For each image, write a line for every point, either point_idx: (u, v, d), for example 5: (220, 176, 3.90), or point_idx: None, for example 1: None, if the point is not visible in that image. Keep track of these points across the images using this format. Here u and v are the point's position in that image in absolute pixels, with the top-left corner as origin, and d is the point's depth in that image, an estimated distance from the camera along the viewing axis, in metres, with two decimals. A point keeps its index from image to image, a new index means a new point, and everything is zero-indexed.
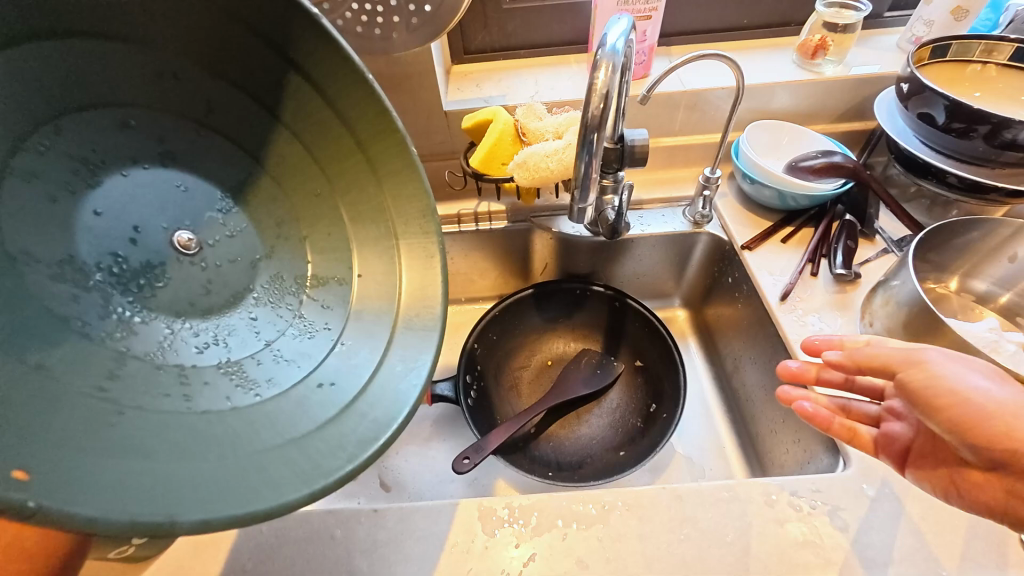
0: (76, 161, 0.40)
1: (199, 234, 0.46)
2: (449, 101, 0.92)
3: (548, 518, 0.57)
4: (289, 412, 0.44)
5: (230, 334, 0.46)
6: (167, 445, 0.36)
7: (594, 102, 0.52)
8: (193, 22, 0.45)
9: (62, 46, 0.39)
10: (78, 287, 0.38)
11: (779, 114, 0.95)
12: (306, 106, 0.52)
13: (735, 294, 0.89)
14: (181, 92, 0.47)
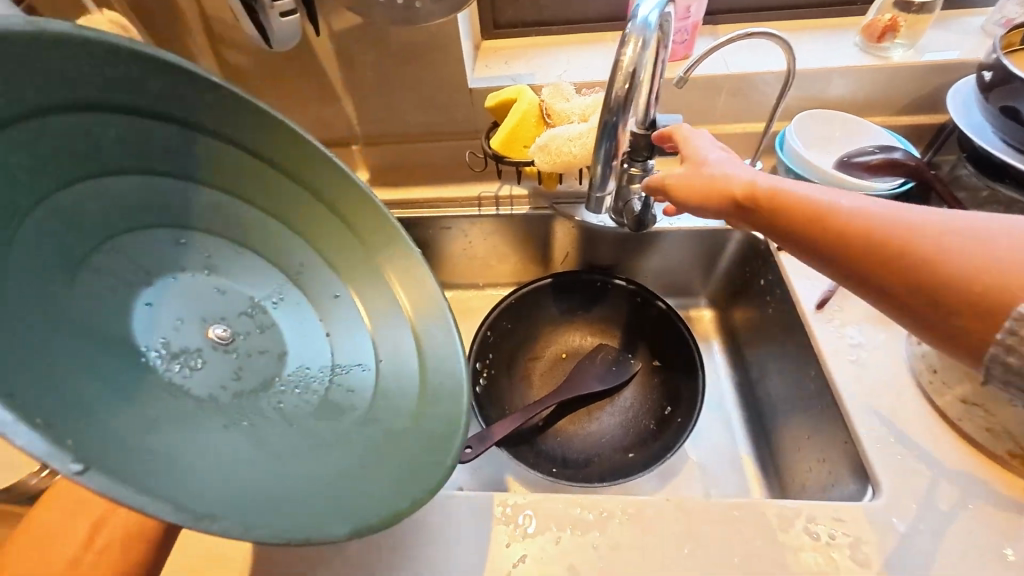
0: (136, 270, 0.46)
1: (231, 328, 0.49)
2: (475, 78, 0.88)
3: (542, 519, 0.55)
4: (325, 470, 0.45)
5: (257, 415, 0.46)
6: (235, 478, 0.39)
7: (619, 81, 0.47)
8: (212, 157, 0.54)
9: (121, 179, 0.48)
10: (127, 361, 0.41)
11: (834, 103, 0.86)
12: (263, 181, 0.57)
13: (766, 298, 0.82)
14: (214, 213, 0.54)
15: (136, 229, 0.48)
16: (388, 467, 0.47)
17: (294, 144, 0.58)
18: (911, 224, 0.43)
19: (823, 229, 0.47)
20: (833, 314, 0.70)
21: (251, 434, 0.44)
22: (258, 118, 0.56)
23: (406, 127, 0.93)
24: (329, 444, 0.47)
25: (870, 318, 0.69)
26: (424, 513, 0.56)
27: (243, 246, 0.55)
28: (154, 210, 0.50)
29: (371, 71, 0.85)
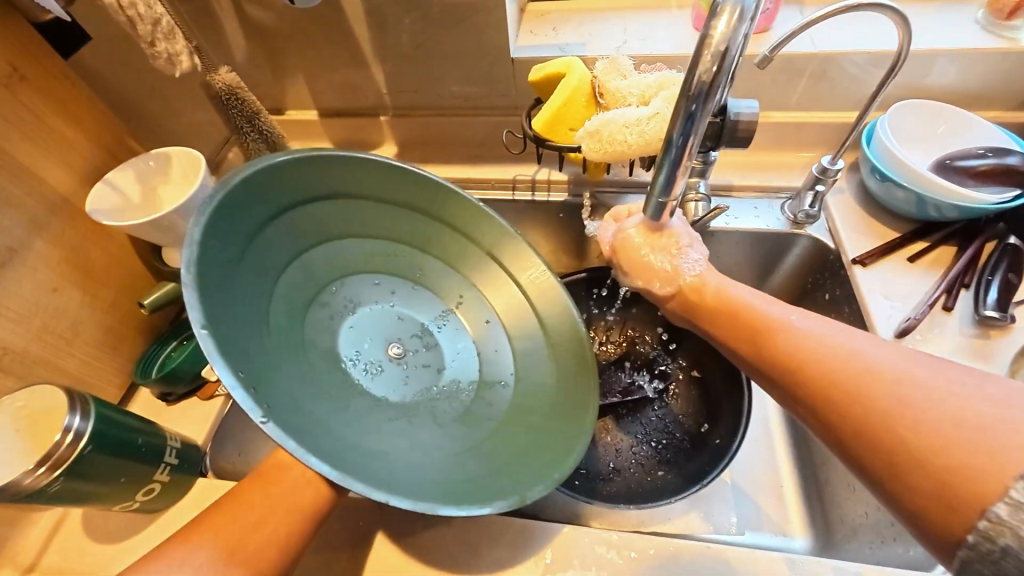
0: (346, 302, 0.56)
1: (404, 346, 0.57)
2: (518, 47, 0.79)
3: (565, 555, 0.51)
4: (449, 462, 0.48)
5: (416, 414, 0.52)
6: (376, 454, 0.45)
7: (705, 59, 0.37)
8: (389, 216, 0.59)
9: (339, 240, 0.56)
10: (328, 365, 0.50)
11: (938, 92, 0.73)
12: (405, 226, 0.60)
13: (832, 315, 0.73)
14: (391, 259, 0.60)
15: (332, 289, 0.55)
16: (531, 450, 0.51)
17: (419, 185, 0.59)
18: (882, 372, 0.37)
19: (796, 364, 0.41)
20: (916, 344, 0.61)
21: (423, 423, 0.51)
22: (389, 175, 0.58)
23: (439, 99, 0.85)
24: (481, 431, 0.53)
25: (959, 352, 0.60)
26: (439, 534, 0.53)
27: (404, 284, 0.60)
28: (342, 270, 0.56)
29: (403, 34, 0.77)
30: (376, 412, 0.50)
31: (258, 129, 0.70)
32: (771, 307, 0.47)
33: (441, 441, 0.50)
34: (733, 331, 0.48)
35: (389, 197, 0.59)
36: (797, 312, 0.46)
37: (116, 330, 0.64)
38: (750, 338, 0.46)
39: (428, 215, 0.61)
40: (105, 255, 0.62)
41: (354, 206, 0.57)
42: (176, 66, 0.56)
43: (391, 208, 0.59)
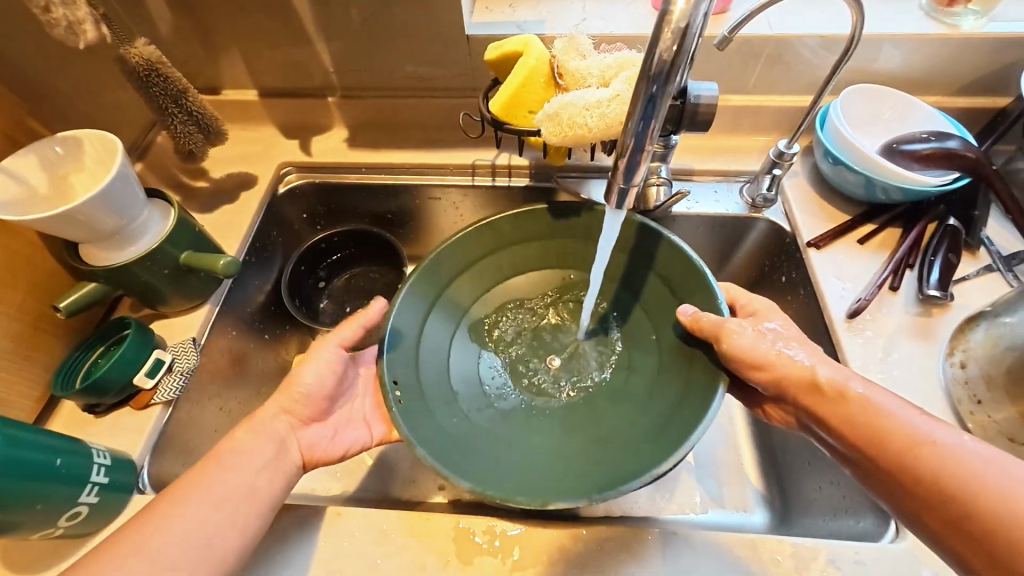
0: (517, 329, 0.67)
1: (562, 360, 0.65)
2: (473, 24, 0.75)
3: (532, 552, 0.50)
4: (567, 464, 0.52)
5: (557, 420, 0.59)
6: (505, 457, 0.53)
7: (667, 36, 0.35)
8: (549, 248, 0.66)
9: (512, 277, 0.67)
10: (496, 380, 0.63)
11: (886, 76, 0.75)
12: (572, 257, 0.66)
13: (788, 297, 0.75)
14: (564, 291, 0.67)
15: (511, 316, 0.67)
16: (643, 446, 0.51)
17: (560, 213, 0.63)
18: (945, 458, 0.41)
19: (865, 436, 0.45)
20: (866, 323, 0.63)
21: (560, 428, 0.58)
22: (551, 213, 0.63)
23: (391, 78, 0.80)
24: (609, 434, 0.56)
25: (904, 331, 0.62)
26: (401, 537, 0.51)
27: (572, 308, 0.67)
28: (525, 300, 0.67)
29: (348, 7, 0.71)
30: (524, 415, 0.60)
31: (187, 110, 0.64)
32: (827, 373, 0.49)
33: (566, 443, 0.56)
34: (804, 397, 0.50)
35: (530, 234, 0.65)
36: (841, 374, 0.49)
37: (28, 337, 0.57)
38: (818, 415, 0.49)
39: (581, 238, 0.65)
40: (7, 253, 0.55)
41: (527, 246, 0.65)
42: (79, 37, 0.49)
43: (556, 240, 0.65)
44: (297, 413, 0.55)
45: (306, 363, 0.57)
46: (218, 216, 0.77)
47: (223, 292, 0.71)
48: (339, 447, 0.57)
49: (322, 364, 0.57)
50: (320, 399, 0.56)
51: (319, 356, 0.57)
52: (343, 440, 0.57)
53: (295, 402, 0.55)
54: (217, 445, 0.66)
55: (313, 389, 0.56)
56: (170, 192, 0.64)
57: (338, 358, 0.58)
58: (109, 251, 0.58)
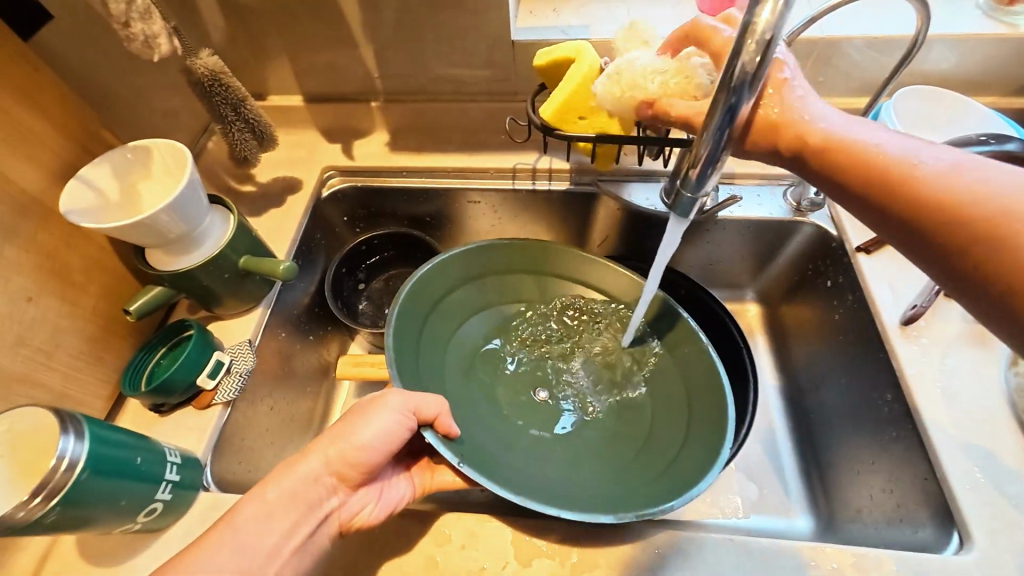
0: (506, 355, 0.70)
1: (552, 387, 0.69)
2: (518, 28, 0.75)
3: (589, 556, 0.50)
4: (597, 484, 0.57)
5: (562, 441, 0.63)
6: (534, 477, 0.57)
7: (750, 47, 0.34)
8: (530, 282, 0.72)
9: (494, 310, 0.72)
10: (494, 404, 0.66)
11: (937, 78, 0.73)
12: (548, 289, 0.73)
13: (834, 302, 0.74)
14: (546, 322, 0.72)
15: (495, 345, 0.71)
16: (677, 458, 0.59)
17: (557, 256, 0.72)
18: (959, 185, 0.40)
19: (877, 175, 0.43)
20: (920, 331, 0.62)
21: (584, 450, 0.62)
22: (525, 248, 0.72)
23: (435, 83, 0.81)
24: (632, 449, 0.62)
25: (961, 338, 0.61)
26: (459, 539, 0.52)
27: (554, 333, 0.72)
28: (507, 329, 0.72)
29: (398, 13, 0.72)
30: (529, 439, 0.63)
31: (244, 117, 0.65)
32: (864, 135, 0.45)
33: (598, 463, 0.60)
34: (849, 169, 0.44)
35: (524, 268, 0.72)
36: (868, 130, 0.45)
37: (100, 339, 0.59)
38: (878, 185, 0.43)
39: (567, 275, 0.72)
40: (82, 259, 0.57)
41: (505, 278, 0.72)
42: (154, 51, 0.51)
43: (532, 273, 0.73)
44: (347, 465, 0.51)
45: (365, 413, 0.52)
46: (265, 220, 0.79)
47: (274, 295, 0.72)
48: (387, 507, 0.53)
49: (384, 423, 0.51)
50: (377, 457, 0.51)
51: (384, 415, 0.51)
52: (390, 499, 0.54)
53: (342, 455, 0.51)
54: (270, 444, 0.68)
55: (370, 447, 0.51)
56: (229, 199, 0.66)
57: (406, 426, 0.52)
58: (175, 256, 0.60)
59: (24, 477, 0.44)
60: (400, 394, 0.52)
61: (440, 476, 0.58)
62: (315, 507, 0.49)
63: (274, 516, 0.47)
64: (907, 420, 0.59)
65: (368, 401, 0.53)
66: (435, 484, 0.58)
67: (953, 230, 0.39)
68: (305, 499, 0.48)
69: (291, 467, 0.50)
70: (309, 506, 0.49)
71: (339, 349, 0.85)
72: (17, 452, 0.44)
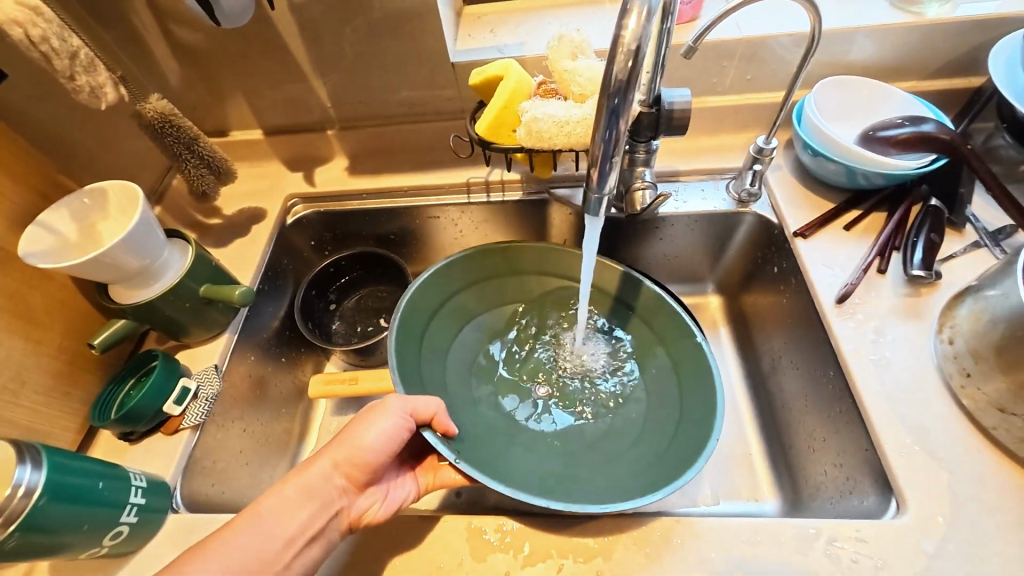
0: (504, 354, 0.73)
1: (549, 386, 0.71)
2: (457, 51, 0.79)
3: (541, 547, 0.52)
4: (587, 478, 0.59)
5: (556, 438, 0.65)
6: (527, 474, 0.59)
7: (620, 56, 0.38)
8: (527, 283, 0.75)
9: (494, 311, 0.74)
10: (492, 402, 0.68)
11: (857, 68, 0.77)
12: (546, 288, 0.75)
13: (782, 287, 0.76)
14: (542, 321, 0.75)
15: (493, 348, 0.73)
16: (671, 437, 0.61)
17: (552, 256, 0.73)
18: None
19: None
20: (855, 307, 0.65)
21: (581, 444, 0.64)
22: (521, 250, 0.73)
23: (386, 108, 0.85)
24: (628, 439, 0.64)
25: (894, 311, 0.64)
26: (417, 541, 0.53)
27: (552, 330, 0.75)
28: (507, 328, 0.74)
29: (341, 46, 0.76)
30: (525, 435, 0.65)
31: (198, 155, 0.69)
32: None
33: (589, 460, 0.62)
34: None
35: (520, 269, 0.74)
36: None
37: (68, 374, 0.62)
38: None
39: (561, 275, 0.74)
40: (46, 299, 0.61)
41: (499, 283, 0.74)
42: (101, 99, 0.55)
43: (527, 274, 0.74)
44: (356, 468, 0.52)
45: (367, 417, 0.53)
46: (232, 250, 0.82)
47: (240, 320, 0.75)
48: (393, 505, 0.54)
49: (386, 424, 0.52)
50: (383, 458, 0.53)
51: (385, 418, 0.53)
52: (396, 498, 0.55)
53: (350, 457, 0.52)
54: (243, 466, 0.70)
55: (375, 448, 0.52)
56: (188, 232, 0.69)
57: (407, 428, 0.53)
58: (134, 289, 0.63)
59: None
60: (399, 397, 0.54)
61: (444, 474, 0.59)
62: (328, 506, 0.50)
63: (288, 517, 0.48)
64: (848, 394, 0.61)
65: (369, 406, 0.54)
66: (440, 482, 0.59)
67: None
68: (318, 499, 0.50)
69: (301, 470, 0.51)
70: (321, 503, 0.50)
71: (313, 370, 0.87)
72: None
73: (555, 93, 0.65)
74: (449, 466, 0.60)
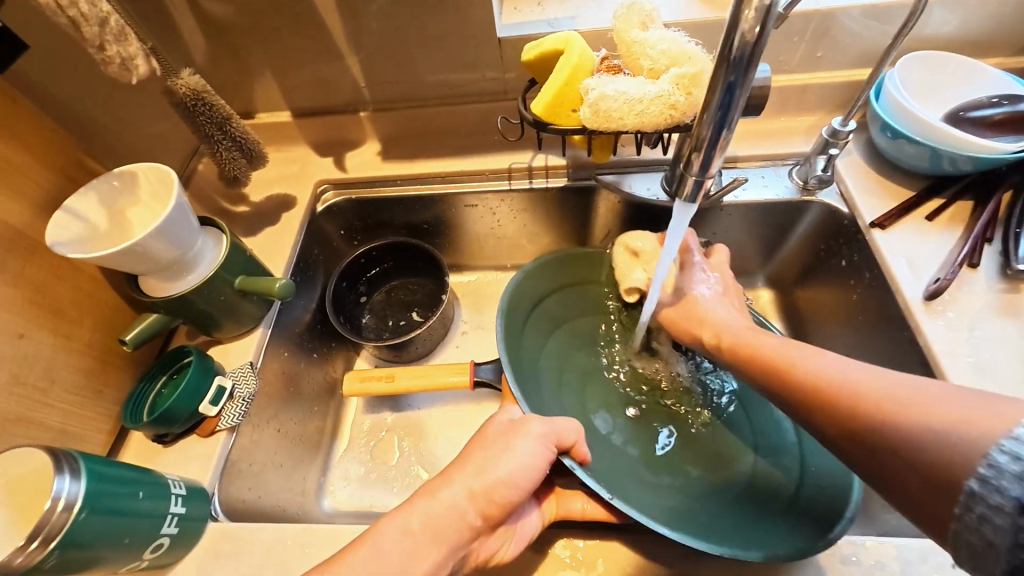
0: (592, 369, 0.71)
1: (641, 410, 0.68)
2: (502, 26, 0.74)
3: (616, 564, 0.48)
4: (696, 516, 0.54)
5: (650, 468, 0.62)
6: (633, 500, 0.55)
7: (749, 15, 0.35)
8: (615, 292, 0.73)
9: (581, 322, 0.73)
10: (585, 416, 0.66)
11: (938, 44, 0.70)
12: None
13: (851, 282, 0.71)
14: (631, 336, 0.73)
15: (583, 362, 0.71)
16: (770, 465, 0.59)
17: None
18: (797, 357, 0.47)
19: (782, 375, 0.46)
20: (946, 306, 0.60)
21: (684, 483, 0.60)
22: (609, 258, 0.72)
23: (423, 88, 0.79)
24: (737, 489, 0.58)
25: (990, 310, 0.59)
26: None
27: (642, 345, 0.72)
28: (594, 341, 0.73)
29: (377, 21, 0.71)
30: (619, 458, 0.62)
31: (231, 136, 0.64)
32: (807, 359, 0.46)
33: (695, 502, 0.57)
34: (789, 382, 0.46)
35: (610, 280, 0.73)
36: (821, 356, 0.46)
37: (96, 372, 0.58)
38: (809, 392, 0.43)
39: None
40: (73, 291, 0.56)
41: (583, 291, 0.74)
42: (132, 72, 0.50)
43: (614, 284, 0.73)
44: (493, 503, 0.45)
45: (508, 442, 0.48)
46: (262, 239, 0.78)
47: (273, 314, 0.71)
48: (524, 540, 0.48)
49: (531, 453, 0.48)
50: (523, 493, 0.47)
51: (528, 442, 0.49)
52: (526, 531, 0.48)
53: (488, 489, 0.45)
54: (278, 468, 0.67)
55: (520, 482, 0.47)
56: (220, 219, 0.64)
57: (548, 454, 0.49)
58: (167, 282, 0.59)
59: (18, 522, 0.42)
60: (540, 421, 0.51)
61: (570, 504, 0.52)
62: (459, 548, 0.44)
63: (417, 555, 0.41)
64: None
65: (504, 428, 0.50)
66: (563, 512, 0.52)
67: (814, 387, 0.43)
68: (449, 539, 0.43)
69: (430, 496, 0.45)
70: (454, 541, 0.43)
71: (344, 366, 0.83)
72: (7, 497, 0.42)
73: (620, 69, 0.60)
74: (574, 494, 0.53)
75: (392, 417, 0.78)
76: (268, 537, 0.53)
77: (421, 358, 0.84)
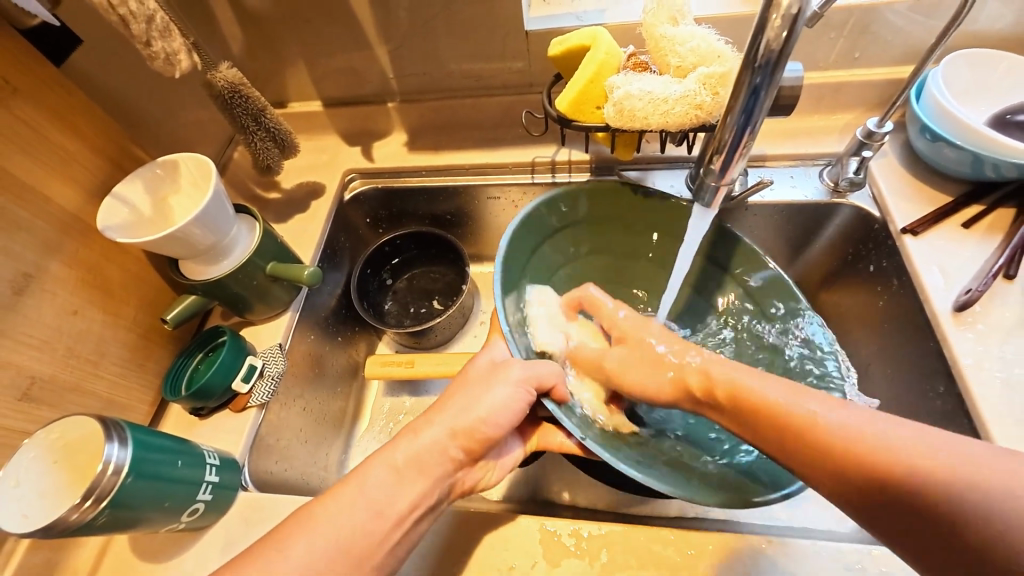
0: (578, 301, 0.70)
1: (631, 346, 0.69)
2: (530, 19, 0.74)
3: (621, 555, 0.50)
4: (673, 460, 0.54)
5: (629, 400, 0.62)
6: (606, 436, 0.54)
7: (776, 23, 0.35)
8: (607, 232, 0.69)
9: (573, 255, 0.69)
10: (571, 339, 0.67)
11: (989, 42, 0.67)
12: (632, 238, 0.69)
13: (878, 288, 0.69)
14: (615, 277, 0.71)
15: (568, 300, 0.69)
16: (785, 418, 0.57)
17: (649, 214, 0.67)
18: (804, 416, 0.41)
19: (786, 429, 0.42)
20: (975, 318, 0.58)
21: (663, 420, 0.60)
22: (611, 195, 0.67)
23: (450, 79, 0.80)
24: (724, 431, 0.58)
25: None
26: (484, 536, 0.52)
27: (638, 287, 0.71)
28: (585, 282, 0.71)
29: (405, 13, 0.72)
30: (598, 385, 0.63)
31: (265, 128, 0.67)
32: (810, 405, 0.42)
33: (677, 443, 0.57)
34: (788, 442, 0.41)
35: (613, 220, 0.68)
36: (834, 405, 0.42)
37: (141, 348, 0.62)
38: (821, 454, 0.39)
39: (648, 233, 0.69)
40: (122, 273, 0.60)
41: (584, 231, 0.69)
42: (176, 67, 0.52)
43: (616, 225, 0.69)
44: (473, 440, 0.48)
45: (487, 383, 0.50)
46: (292, 225, 0.81)
47: (302, 298, 0.74)
48: (503, 470, 0.54)
49: (509, 395, 0.49)
50: (501, 432, 0.49)
51: (505, 384, 0.50)
52: (505, 464, 0.54)
53: (467, 428, 0.48)
54: (303, 444, 0.70)
55: (498, 422, 0.49)
56: (254, 207, 0.68)
57: (526, 398, 0.50)
58: (204, 266, 0.62)
59: (74, 483, 0.46)
60: (521, 364, 0.52)
61: (549, 436, 0.56)
62: (442, 480, 0.47)
63: (403, 486, 0.45)
64: (965, 414, 0.55)
65: (485, 372, 0.52)
66: (545, 444, 0.57)
67: (833, 463, 0.39)
68: (431, 472, 0.46)
69: (412, 437, 0.48)
70: (434, 475, 0.46)
71: (366, 350, 0.86)
72: (65, 459, 0.46)
73: (648, 66, 0.60)
74: (554, 428, 0.57)
75: (410, 401, 0.81)
76: (293, 509, 0.56)
77: (439, 346, 0.87)
